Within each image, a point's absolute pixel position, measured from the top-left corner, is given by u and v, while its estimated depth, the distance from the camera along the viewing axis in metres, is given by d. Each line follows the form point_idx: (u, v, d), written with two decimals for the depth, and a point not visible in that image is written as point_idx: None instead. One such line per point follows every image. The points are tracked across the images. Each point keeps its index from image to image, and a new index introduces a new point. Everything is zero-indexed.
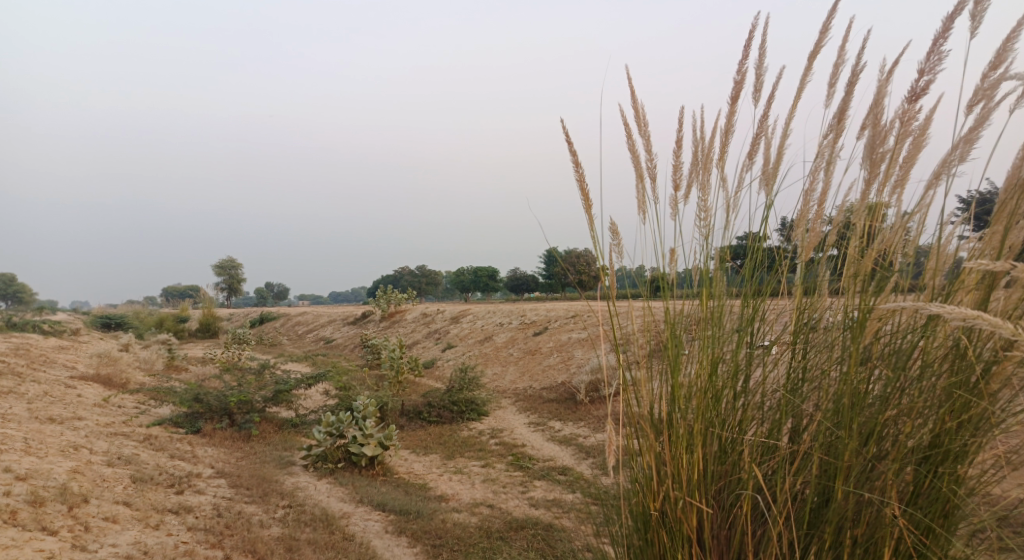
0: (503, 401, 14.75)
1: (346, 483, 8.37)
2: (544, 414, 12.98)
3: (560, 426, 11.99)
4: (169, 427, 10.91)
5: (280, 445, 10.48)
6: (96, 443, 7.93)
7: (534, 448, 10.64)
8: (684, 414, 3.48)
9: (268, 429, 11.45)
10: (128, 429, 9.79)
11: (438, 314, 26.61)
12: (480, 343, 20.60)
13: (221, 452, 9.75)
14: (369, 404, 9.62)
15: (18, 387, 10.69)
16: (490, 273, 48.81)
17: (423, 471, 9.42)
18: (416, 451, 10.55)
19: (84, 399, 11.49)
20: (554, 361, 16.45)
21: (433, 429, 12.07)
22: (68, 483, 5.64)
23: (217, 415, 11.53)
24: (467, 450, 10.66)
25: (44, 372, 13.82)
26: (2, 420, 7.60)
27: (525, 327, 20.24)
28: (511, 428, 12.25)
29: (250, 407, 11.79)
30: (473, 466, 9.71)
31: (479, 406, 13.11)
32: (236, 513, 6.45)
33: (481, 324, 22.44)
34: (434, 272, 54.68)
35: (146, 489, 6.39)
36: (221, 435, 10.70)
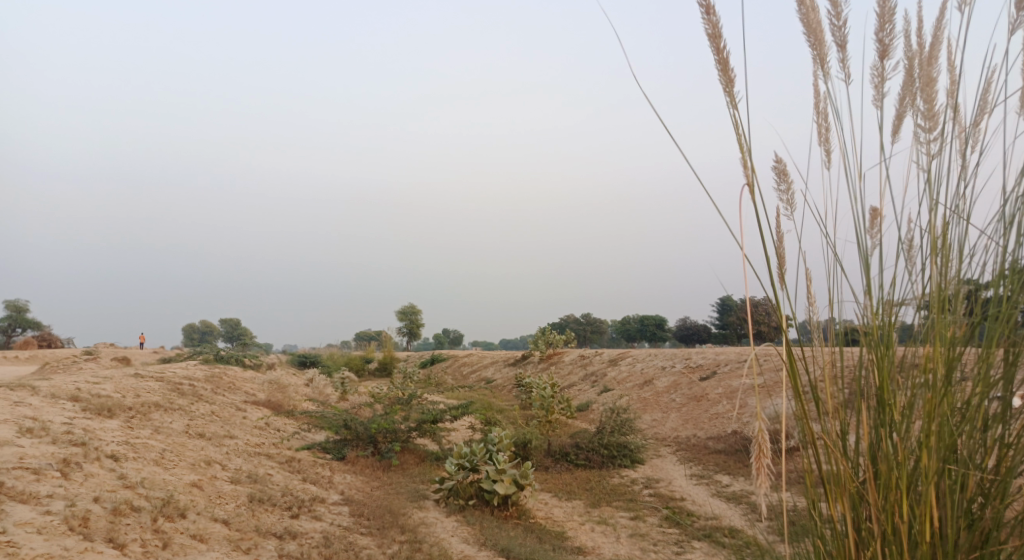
0: (662, 449, 13.24)
1: (474, 522, 7.55)
2: (709, 466, 11.31)
3: (728, 480, 10.30)
4: (317, 453, 10.90)
5: (418, 477, 9.98)
6: (233, 460, 7.89)
7: (695, 504, 9.11)
8: (907, 445, 2.17)
9: (409, 461, 11.07)
10: (276, 451, 9.84)
11: (597, 356, 25.47)
12: (640, 387, 19.12)
13: (358, 480, 9.45)
14: (505, 437, 8.80)
15: (189, 406, 11.33)
16: (657, 321, 46.69)
17: (563, 518, 8.35)
18: (558, 496, 9.49)
19: (246, 421, 11.94)
20: (722, 409, 14.60)
21: (581, 474, 10.95)
22: (176, 495, 5.39)
23: (362, 443, 11.36)
24: (616, 499, 9.39)
25: (222, 396, 14.77)
26: (152, 432, 7.82)
27: (689, 371, 18.47)
28: (669, 479, 10.78)
29: (394, 437, 11.50)
30: (621, 517, 8.45)
31: (633, 452, 11.78)
32: (347, 543, 5.85)
33: (642, 368, 20.95)
34: (599, 319, 53.61)
35: (260, 510, 6.03)
36: (363, 463, 10.47)
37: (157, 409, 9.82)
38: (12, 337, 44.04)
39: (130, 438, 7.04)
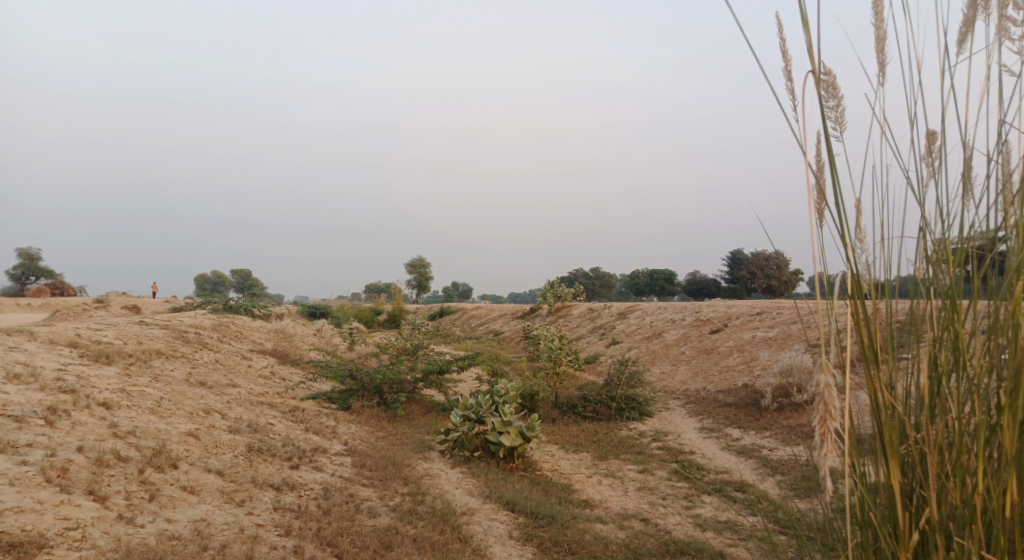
0: (671, 402, 13.05)
1: (479, 474, 7.39)
2: (719, 419, 11.11)
3: (738, 434, 10.10)
4: (322, 402, 10.76)
5: (424, 428, 9.83)
6: (233, 409, 7.73)
7: (705, 458, 8.92)
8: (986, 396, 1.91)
9: (415, 411, 10.92)
10: (279, 400, 9.69)
11: (606, 309, 25.18)
12: (649, 339, 18.89)
13: (363, 430, 9.31)
14: (512, 388, 8.56)
15: (193, 354, 11.18)
16: (666, 276, 46.28)
17: (570, 471, 8.18)
18: (565, 448, 9.33)
19: (251, 370, 11.79)
20: (733, 362, 14.35)
21: (588, 426, 10.77)
22: (170, 445, 5.21)
23: (368, 393, 11.21)
24: (624, 452, 9.22)
25: (228, 345, 14.65)
26: (150, 380, 7.64)
27: (700, 325, 18.18)
28: (678, 432, 10.59)
29: (400, 387, 11.34)
30: (629, 470, 8.27)
31: (641, 405, 11.60)
32: (347, 495, 5.67)
33: (651, 321, 20.68)
34: (608, 273, 53.30)
35: (258, 461, 5.85)
36: (367, 413, 10.32)
37: (158, 357, 9.65)
38: (25, 285, 44.26)
39: (126, 386, 6.86)
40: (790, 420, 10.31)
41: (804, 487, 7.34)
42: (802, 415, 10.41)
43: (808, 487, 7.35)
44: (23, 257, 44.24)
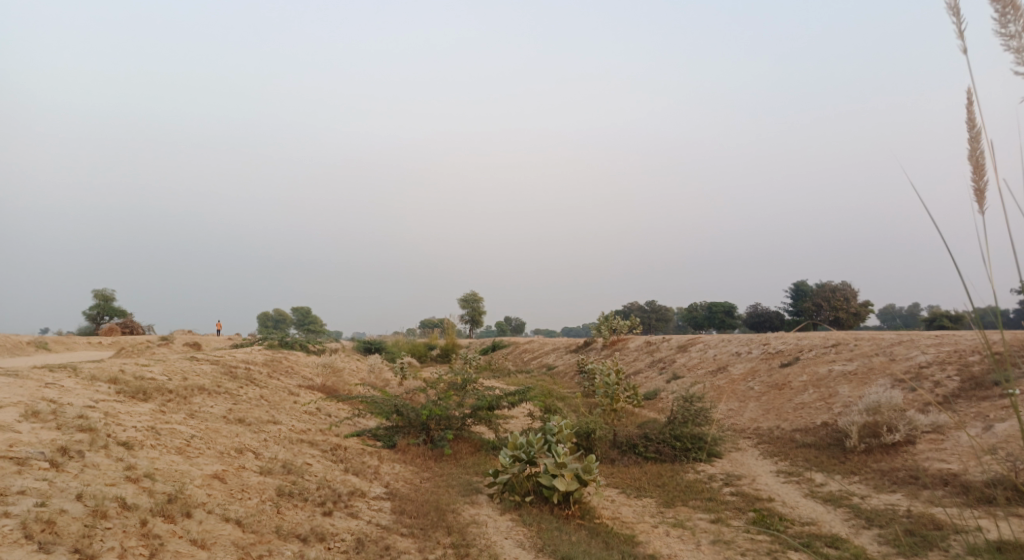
0: (741, 442, 12.02)
1: (531, 522, 6.66)
2: (798, 462, 10.08)
3: (822, 479, 9.08)
4: (367, 440, 10.26)
5: (473, 468, 9.17)
6: (270, 448, 7.28)
7: (786, 506, 7.96)
8: None
9: (463, 450, 10.28)
10: (322, 438, 9.23)
11: (665, 342, 24.11)
12: (712, 374, 17.80)
13: (408, 472, 8.74)
14: (565, 426, 7.82)
15: (238, 389, 10.89)
16: (726, 308, 44.60)
17: (632, 519, 7.37)
18: (626, 493, 8.50)
19: (296, 405, 11.43)
20: (809, 398, 13.21)
21: (651, 468, 9.90)
22: (189, 489, 4.78)
23: (415, 431, 10.65)
24: (694, 498, 8.33)
25: (277, 380, 14.41)
26: (186, 417, 7.29)
27: (768, 358, 17.02)
28: (752, 475, 9.62)
29: (448, 424, 10.74)
30: (700, 520, 7.39)
31: (708, 445, 10.66)
32: (383, 547, 5.06)
33: (714, 354, 19.55)
34: (664, 308, 51.84)
35: (287, 507, 5.32)
36: (414, 453, 9.74)
37: (200, 393, 9.36)
38: (99, 323, 46.07)
39: (157, 423, 6.51)
40: (881, 463, 9.25)
41: (908, 545, 6.35)
42: (895, 458, 9.30)
43: (913, 546, 6.34)
44: (98, 297, 46.15)
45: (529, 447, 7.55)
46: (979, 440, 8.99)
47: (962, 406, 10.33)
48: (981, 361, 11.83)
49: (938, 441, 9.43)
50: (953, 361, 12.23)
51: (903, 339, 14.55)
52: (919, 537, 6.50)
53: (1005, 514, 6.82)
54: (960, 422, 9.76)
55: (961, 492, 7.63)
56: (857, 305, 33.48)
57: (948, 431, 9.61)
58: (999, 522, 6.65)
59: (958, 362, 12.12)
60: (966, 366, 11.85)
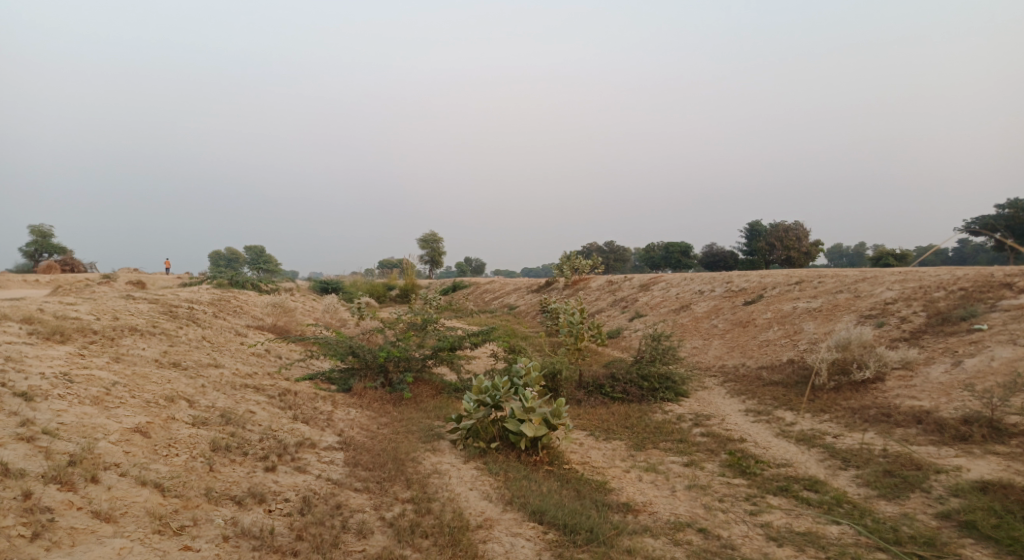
0: (707, 380, 11.79)
1: (497, 471, 6.18)
2: (766, 400, 9.87)
3: (792, 418, 8.89)
4: (320, 384, 9.61)
5: (433, 412, 8.65)
6: (208, 396, 6.56)
7: (759, 447, 7.70)
8: None
9: (423, 392, 9.73)
10: (269, 382, 8.52)
11: (627, 281, 23.79)
12: (676, 312, 17.57)
13: (364, 417, 8.15)
14: (533, 368, 7.32)
15: (176, 330, 10.01)
16: (683, 249, 44.61)
17: (603, 464, 6.99)
18: (595, 436, 8.12)
19: (242, 347, 10.63)
20: (774, 336, 13.05)
21: (618, 409, 9.54)
22: (100, 447, 4.14)
23: (371, 373, 10.02)
24: (664, 440, 8.00)
25: (222, 320, 13.48)
26: (109, 361, 6.48)
27: (732, 296, 16.83)
28: (722, 415, 9.36)
29: (407, 366, 10.14)
30: (673, 464, 7.04)
31: (676, 385, 10.36)
32: (334, 506, 4.50)
33: (677, 293, 19.30)
34: (622, 247, 51.78)
35: (222, 464, 4.68)
36: (370, 396, 9.14)
37: (131, 334, 8.49)
38: (36, 262, 43.48)
39: (71, 369, 5.69)
40: (851, 401, 9.08)
41: (888, 487, 6.12)
42: (865, 396, 9.14)
43: (894, 488, 6.11)
44: (34, 235, 43.51)
45: (494, 390, 7.02)
46: (949, 377, 8.87)
47: (929, 342, 10.22)
48: (946, 297, 11.76)
49: (906, 378, 9.30)
50: (918, 298, 12.16)
51: (867, 276, 14.46)
52: (899, 477, 6.29)
53: (982, 452, 6.66)
54: (929, 358, 9.64)
55: (935, 430, 7.46)
56: (810, 245, 33.91)
57: (917, 367, 9.48)
58: (977, 461, 6.48)
59: (923, 298, 12.06)
60: (931, 302, 11.77)
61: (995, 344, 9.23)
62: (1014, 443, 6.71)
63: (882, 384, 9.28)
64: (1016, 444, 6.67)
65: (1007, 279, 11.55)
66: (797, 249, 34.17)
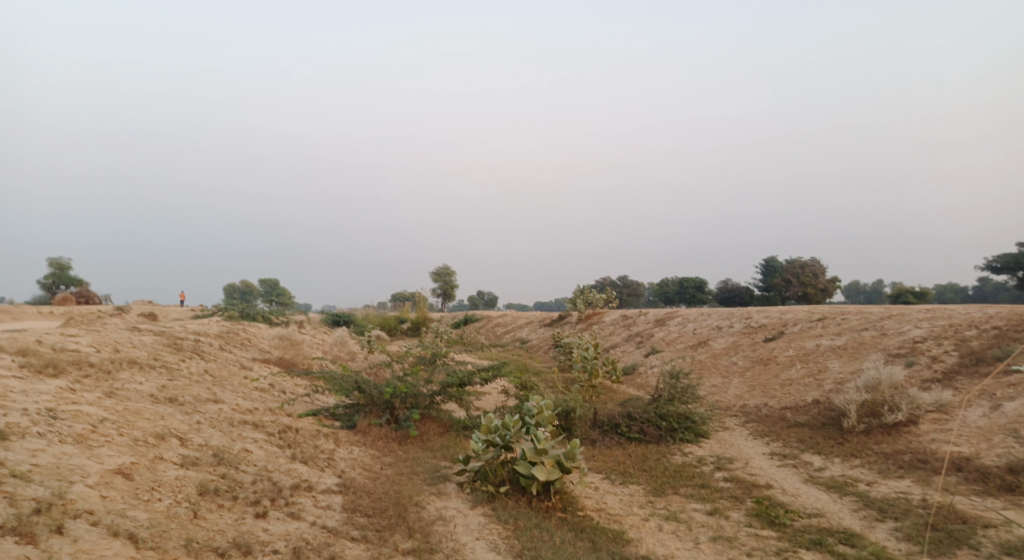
0: (728, 420, 11.29)
1: (507, 518, 5.77)
2: (792, 443, 9.37)
3: (821, 463, 8.39)
4: (324, 421, 9.25)
5: (441, 452, 8.24)
6: (202, 433, 6.23)
7: (787, 494, 7.21)
8: None
9: (431, 431, 9.34)
10: (270, 418, 8.17)
11: (642, 316, 23.34)
12: (693, 348, 17.10)
13: (367, 457, 7.76)
14: (546, 407, 6.93)
15: (178, 363, 9.72)
16: (697, 284, 44.08)
17: (620, 511, 6.54)
18: (611, 480, 7.67)
19: (246, 381, 10.31)
20: (797, 374, 12.55)
21: (635, 450, 9.08)
22: (73, 493, 3.81)
23: (377, 409, 9.65)
24: (685, 485, 7.53)
25: (229, 353, 13.20)
26: (101, 396, 6.18)
27: (751, 332, 16.35)
28: (745, 458, 8.86)
29: (414, 403, 9.77)
30: (695, 512, 6.58)
31: (696, 425, 9.89)
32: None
33: (694, 328, 18.83)
34: (636, 283, 51.38)
35: (208, 511, 4.34)
36: (375, 434, 8.76)
37: (130, 367, 8.21)
38: (52, 293, 43.77)
39: (58, 404, 5.39)
40: (883, 445, 8.57)
41: (932, 542, 5.63)
42: (898, 440, 8.64)
43: (938, 543, 5.62)
44: (53, 266, 43.82)
45: (504, 430, 6.62)
46: (988, 421, 8.36)
47: (963, 383, 9.71)
48: (978, 335, 11.25)
49: (941, 422, 8.80)
50: (949, 336, 11.66)
51: (892, 313, 13.97)
52: (944, 531, 5.79)
53: None
54: (964, 400, 9.13)
55: (977, 479, 6.96)
56: (827, 281, 33.37)
57: (952, 410, 8.98)
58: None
59: (954, 337, 11.55)
60: (963, 341, 11.26)
61: None
62: None
63: (916, 428, 8.77)
64: None
65: None
66: (813, 286, 33.65)
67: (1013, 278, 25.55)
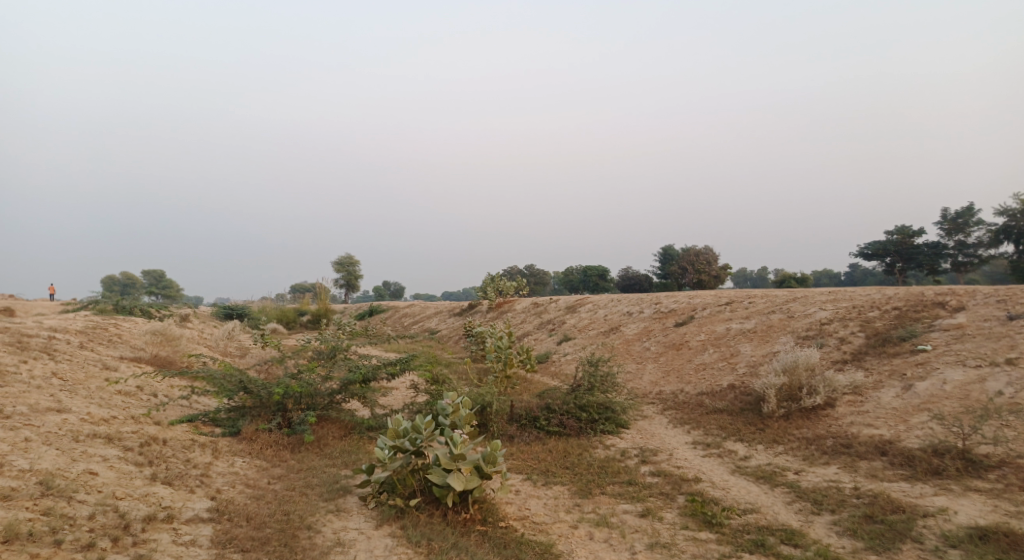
0: (646, 408, 10.91)
1: (418, 539, 4.93)
2: (713, 430, 9.06)
3: (745, 451, 8.08)
4: (202, 428, 7.99)
5: (341, 460, 7.25)
6: (29, 455, 4.95)
7: (717, 488, 6.78)
8: None
9: (330, 433, 8.29)
10: (132, 428, 6.86)
11: (551, 303, 22.96)
12: (605, 335, 16.78)
13: (253, 470, 6.66)
14: (463, 405, 6.13)
15: (16, 366, 8.09)
16: (599, 272, 44.57)
17: (546, 518, 5.85)
18: (532, 481, 6.98)
19: (106, 383, 8.78)
20: (710, 359, 12.40)
21: (556, 445, 8.44)
22: None
23: (266, 412, 8.47)
24: (612, 482, 6.95)
25: (89, 351, 11.40)
26: None
27: (662, 317, 16.23)
28: (669, 449, 8.43)
29: (310, 403, 8.67)
30: (626, 515, 5.99)
31: (616, 415, 9.41)
32: None
33: (605, 315, 18.58)
34: (542, 272, 51.48)
35: None
36: (263, 441, 7.61)
37: None
38: None
39: None
40: (804, 430, 8.39)
41: (874, 536, 5.30)
42: (817, 424, 8.49)
43: (881, 537, 5.29)
44: None
45: (415, 433, 5.74)
46: (902, 402, 8.34)
47: (873, 364, 9.76)
48: (881, 316, 11.46)
49: (857, 404, 8.74)
50: (853, 318, 11.84)
51: (796, 296, 14.15)
52: (883, 523, 5.48)
53: (962, 489, 5.99)
54: (877, 381, 9.14)
55: (902, 463, 6.80)
56: (721, 268, 34.64)
57: (866, 392, 8.95)
58: (960, 500, 5.79)
59: (858, 318, 11.74)
60: (867, 322, 11.43)
61: (943, 365, 8.80)
62: (993, 477, 6.10)
63: (834, 412, 8.67)
64: (996, 479, 6.05)
65: (939, 298, 11.38)
66: (708, 273, 34.68)
67: (882, 264, 27.28)
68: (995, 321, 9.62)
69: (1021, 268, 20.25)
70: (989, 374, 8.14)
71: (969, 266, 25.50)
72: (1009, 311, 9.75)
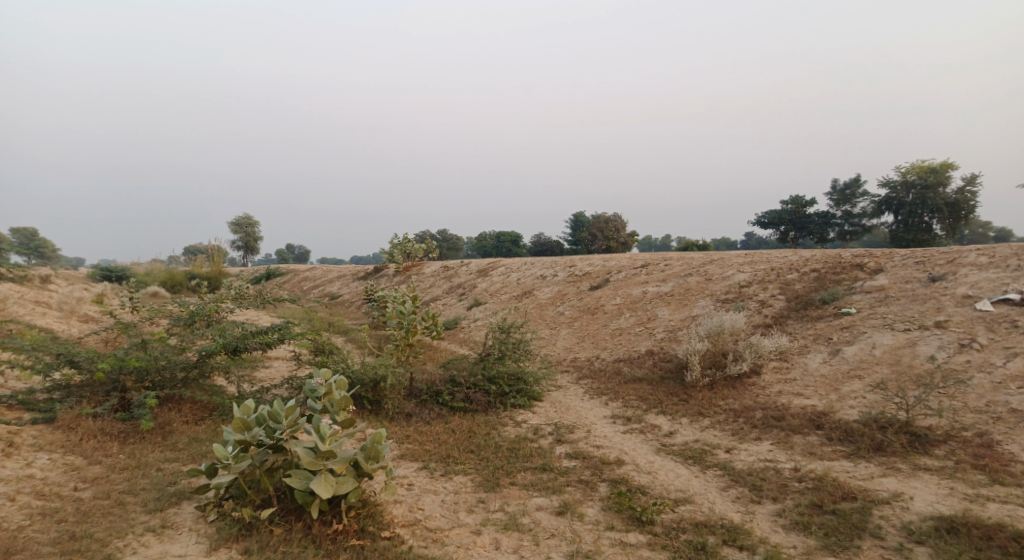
0: (560, 377, 9.96)
1: None
2: (632, 403, 8.21)
3: (669, 426, 7.25)
4: (4, 414, 6.23)
5: (186, 453, 5.75)
6: None
7: (643, 472, 5.86)
8: None
9: (180, 417, 6.74)
10: None
11: (461, 267, 21.71)
12: (516, 299, 15.75)
13: (57, 472, 5.06)
14: (338, 382, 4.78)
15: None
16: (511, 238, 43.55)
17: (442, 523, 4.69)
18: (429, 471, 5.80)
19: None
20: (627, 324, 11.61)
21: (459, 424, 7.30)
22: None
23: (97, 391, 6.79)
24: (523, 469, 5.88)
25: None
26: None
27: (576, 281, 15.35)
28: (586, 424, 7.48)
29: (157, 380, 7.03)
30: (540, 513, 4.92)
31: (528, 388, 8.37)
32: None
33: (517, 278, 17.54)
34: (452, 237, 50.03)
35: None
36: (84, 430, 5.98)
37: None
38: None
39: None
40: (730, 401, 7.66)
41: (827, 531, 4.51)
42: (744, 394, 7.77)
43: (835, 531, 4.51)
44: None
45: (272, 423, 4.36)
46: (831, 368, 7.76)
47: (797, 328, 9.21)
48: (801, 279, 10.99)
49: (783, 371, 8.12)
50: (773, 280, 11.33)
51: (713, 258, 13.59)
52: (835, 514, 4.71)
53: (911, 468, 5.34)
54: (803, 346, 8.57)
55: (841, 437, 6.13)
56: (629, 234, 34.54)
57: (793, 357, 8.35)
58: (913, 482, 5.12)
59: (778, 280, 11.25)
60: (786, 284, 10.94)
61: (871, 329, 8.30)
62: (941, 454, 5.50)
63: (762, 382, 7.97)
64: (945, 455, 5.46)
65: (856, 260, 11.04)
66: (615, 239, 34.38)
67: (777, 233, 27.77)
68: (917, 283, 9.26)
69: (901, 236, 20.84)
70: (920, 338, 7.66)
71: (854, 235, 26.28)
72: (930, 273, 9.44)
